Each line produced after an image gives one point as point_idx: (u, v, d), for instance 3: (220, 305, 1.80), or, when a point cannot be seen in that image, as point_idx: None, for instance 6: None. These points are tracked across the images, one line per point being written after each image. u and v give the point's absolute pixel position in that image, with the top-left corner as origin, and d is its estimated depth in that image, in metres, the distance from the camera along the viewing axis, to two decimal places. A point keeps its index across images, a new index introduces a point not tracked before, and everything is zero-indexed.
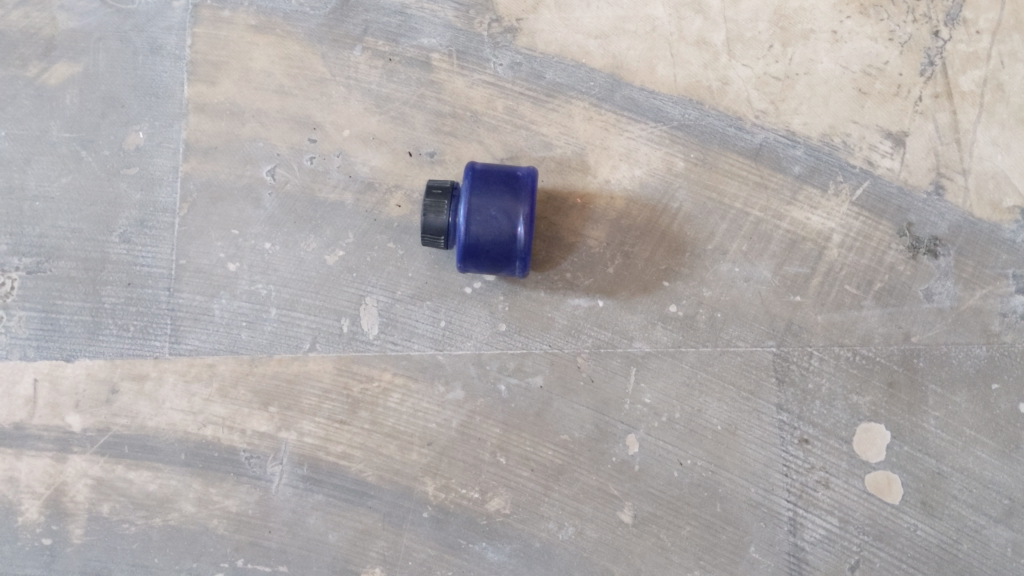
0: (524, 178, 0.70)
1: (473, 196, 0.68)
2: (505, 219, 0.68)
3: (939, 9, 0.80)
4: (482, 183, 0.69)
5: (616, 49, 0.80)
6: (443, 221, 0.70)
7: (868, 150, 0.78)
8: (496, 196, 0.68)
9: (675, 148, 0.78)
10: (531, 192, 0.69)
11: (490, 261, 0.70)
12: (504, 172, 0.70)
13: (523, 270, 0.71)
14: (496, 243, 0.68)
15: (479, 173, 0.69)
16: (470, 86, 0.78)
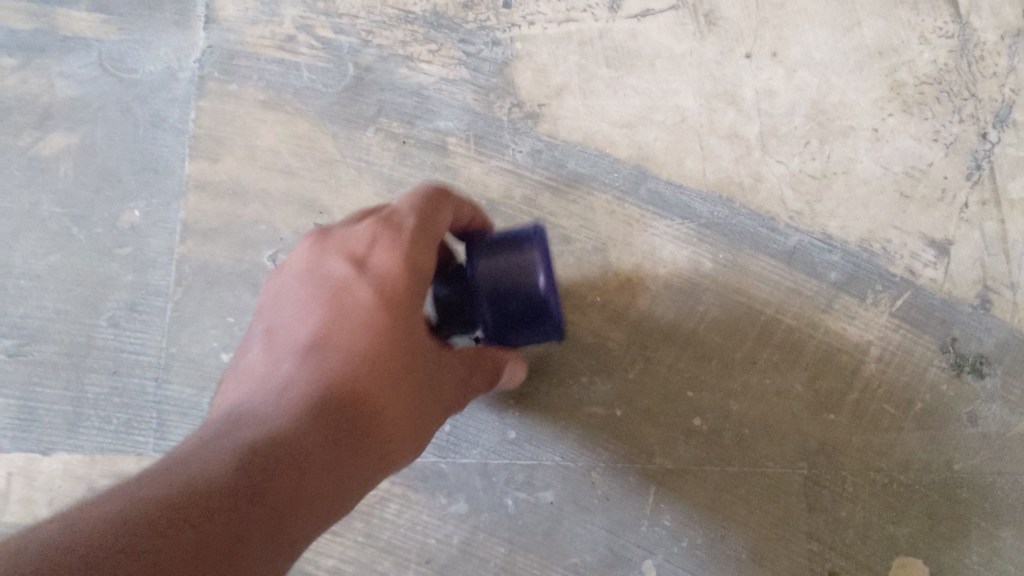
0: (530, 233, 0.55)
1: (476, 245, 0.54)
2: (520, 272, 0.52)
3: (987, 110, 0.76)
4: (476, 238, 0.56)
5: (643, 140, 0.76)
6: (445, 296, 0.56)
7: (910, 258, 0.73)
8: (501, 250, 0.53)
9: (702, 248, 0.73)
10: (543, 243, 0.54)
11: (499, 302, 0.52)
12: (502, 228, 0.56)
13: (540, 300, 0.52)
14: (500, 274, 0.52)
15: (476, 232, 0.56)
16: (487, 173, 0.74)
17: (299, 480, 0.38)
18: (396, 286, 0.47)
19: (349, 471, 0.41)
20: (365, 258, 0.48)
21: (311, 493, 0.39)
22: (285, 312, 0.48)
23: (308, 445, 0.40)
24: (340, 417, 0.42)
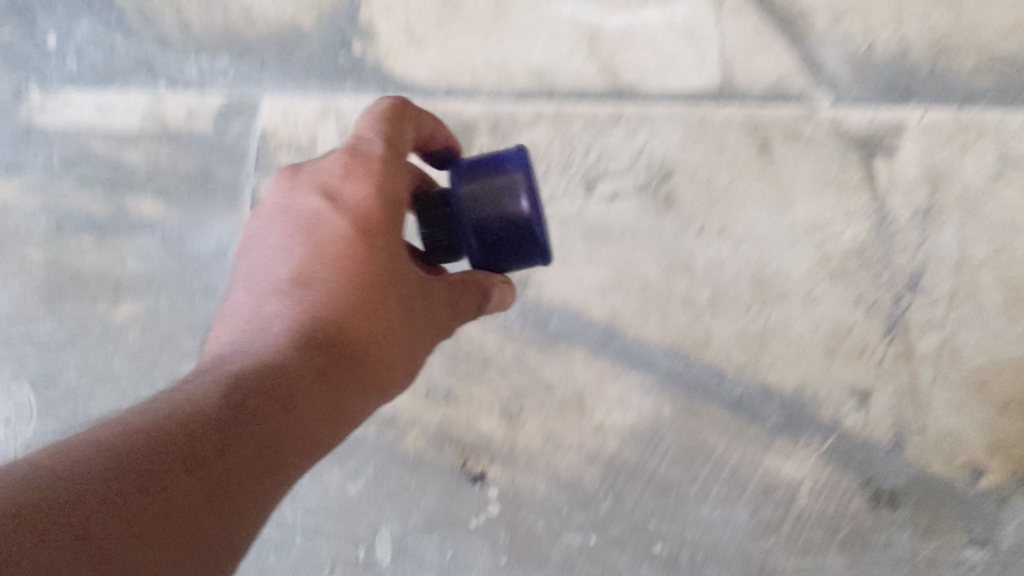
0: (513, 156, 0.69)
1: (461, 198, 0.67)
2: (505, 204, 0.66)
3: (902, 277, 0.91)
4: (467, 173, 0.68)
5: (613, 304, 0.94)
6: (434, 236, 0.70)
7: (837, 408, 0.89)
8: (488, 177, 0.67)
9: (663, 398, 0.91)
10: (524, 168, 0.68)
11: (500, 241, 0.67)
12: (487, 160, 0.69)
13: (530, 223, 0.66)
14: (498, 219, 0.67)
15: (464, 164, 0.69)
16: (485, 333, 0.95)
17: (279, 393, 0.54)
18: (363, 207, 0.63)
19: (331, 370, 0.58)
20: (339, 193, 0.64)
21: (292, 393, 0.55)
22: (283, 230, 0.65)
23: (292, 376, 0.56)
24: (323, 337, 0.59)
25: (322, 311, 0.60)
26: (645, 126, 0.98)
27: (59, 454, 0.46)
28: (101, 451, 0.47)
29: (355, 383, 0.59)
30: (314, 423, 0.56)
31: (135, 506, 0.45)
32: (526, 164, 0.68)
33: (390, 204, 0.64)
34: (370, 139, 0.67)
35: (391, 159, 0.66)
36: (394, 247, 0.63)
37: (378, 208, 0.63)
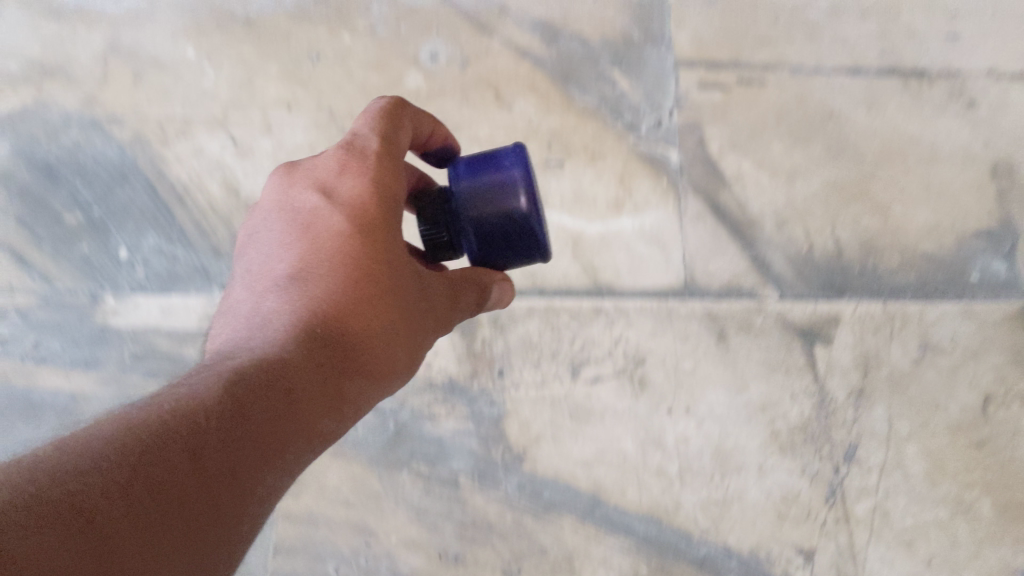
0: (513, 152, 0.81)
1: (459, 201, 0.80)
2: (502, 199, 0.79)
3: (839, 450, 1.13)
4: (469, 172, 0.81)
5: (597, 476, 1.14)
6: (440, 235, 0.82)
7: (787, 563, 1.12)
8: (485, 178, 0.80)
9: (640, 558, 1.13)
10: (518, 167, 0.80)
11: (498, 231, 0.79)
12: (486, 159, 0.82)
13: (523, 215, 0.79)
14: (495, 211, 0.79)
15: (462, 164, 0.82)
16: (487, 501, 1.15)
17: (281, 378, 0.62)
18: (358, 203, 0.73)
19: (328, 356, 0.66)
20: (334, 191, 0.74)
21: (291, 375, 0.62)
22: (286, 219, 0.75)
23: (295, 363, 0.63)
24: (321, 332, 0.67)
25: (320, 303, 0.68)
26: (621, 318, 1.18)
27: (63, 445, 0.50)
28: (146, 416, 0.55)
29: (354, 375, 0.67)
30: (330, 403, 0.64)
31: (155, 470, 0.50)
32: (520, 162, 0.81)
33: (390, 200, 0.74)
34: (364, 135, 0.77)
35: (386, 156, 0.76)
36: (396, 242, 0.73)
37: (373, 201, 0.73)
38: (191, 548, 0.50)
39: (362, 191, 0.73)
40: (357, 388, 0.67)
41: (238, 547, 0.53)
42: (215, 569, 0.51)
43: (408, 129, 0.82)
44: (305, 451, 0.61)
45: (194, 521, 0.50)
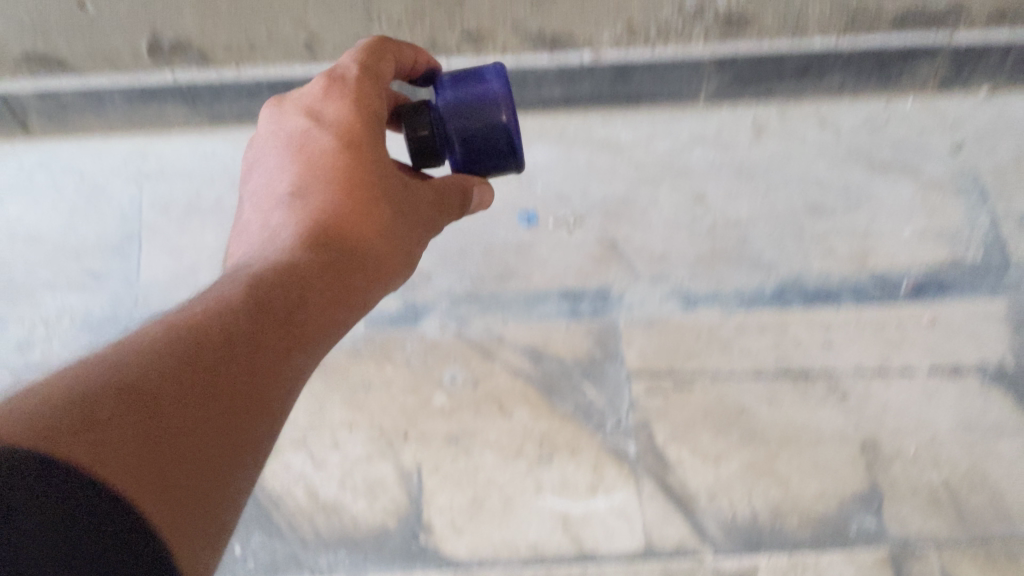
0: (495, 78, 1.30)
1: (447, 111, 1.28)
2: (485, 102, 1.28)
3: None
4: (457, 87, 1.30)
5: None
6: (429, 134, 1.31)
7: None
8: (467, 96, 1.29)
9: None
10: (491, 77, 1.30)
11: (479, 135, 1.28)
12: (468, 80, 1.31)
13: (499, 123, 1.28)
14: (478, 123, 1.28)
15: (450, 86, 1.31)
16: None
17: (297, 282, 1.05)
18: (340, 123, 1.23)
19: (332, 264, 1.11)
20: (325, 115, 1.24)
21: (300, 285, 1.04)
22: (291, 134, 1.26)
23: (307, 270, 1.07)
24: (327, 244, 1.13)
25: (323, 216, 1.15)
26: None
27: (138, 342, 0.86)
28: (195, 313, 0.93)
29: (349, 272, 1.12)
30: (338, 284, 1.10)
31: (209, 351, 0.88)
32: (491, 73, 1.31)
33: (369, 112, 1.25)
34: (346, 67, 1.30)
35: (358, 79, 1.27)
36: (377, 149, 1.22)
37: (350, 121, 1.22)
38: (244, 378, 0.89)
39: (343, 115, 1.23)
40: (356, 275, 1.13)
41: (277, 371, 0.94)
42: (265, 383, 0.91)
43: (384, 62, 1.34)
44: (312, 322, 1.03)
45: (241, 365, 0.89)
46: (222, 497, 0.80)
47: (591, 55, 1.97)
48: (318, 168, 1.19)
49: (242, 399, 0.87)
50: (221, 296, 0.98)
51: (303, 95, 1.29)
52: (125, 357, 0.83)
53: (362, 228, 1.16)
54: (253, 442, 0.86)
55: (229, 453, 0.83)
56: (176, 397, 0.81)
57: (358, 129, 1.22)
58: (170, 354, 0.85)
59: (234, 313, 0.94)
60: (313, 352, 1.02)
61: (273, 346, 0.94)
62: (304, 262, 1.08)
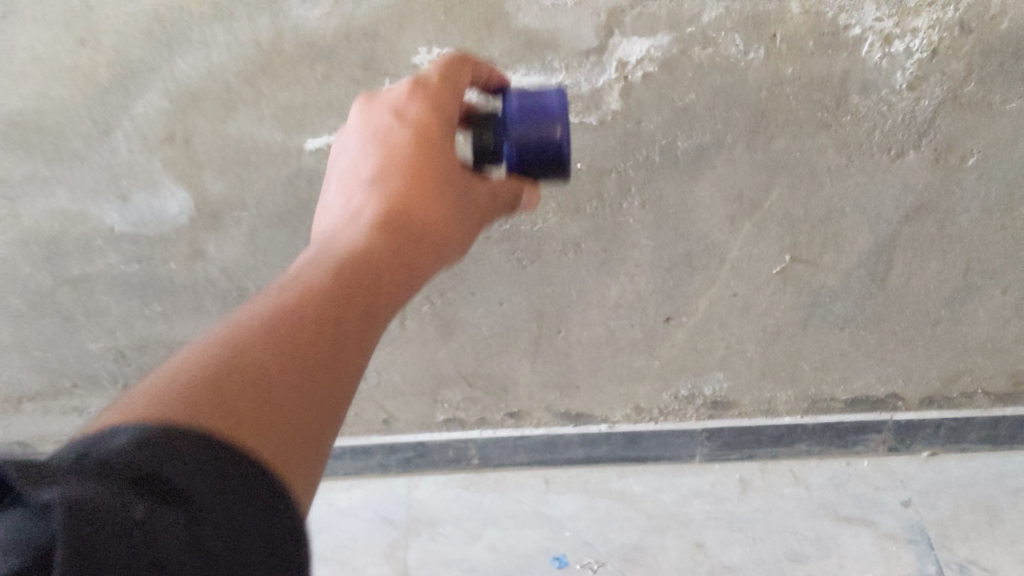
0: (558, 102, 1.50)
1: (512, 141, 1.47)
2: (545, 123, 1.47)
3: None
4: (520, 105, 1.50)
5: None
6: (492, 139, 1.55)
7: None
8: (529, 118, 1.48)
9: None
10: (552, 101, 1.50)
11: (538, 151, 1.48)
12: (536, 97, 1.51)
13: (557, 136, 1.47)
14: (536, 139, 1.47)
15: (517, 101, 1.51)
16: None
17: (374, 265, 1.29)
18: (419, 120, 1.47)
19: (401, 254, 1.35)
20: (407, 111, 1.49)
21: (371, 266, 1.28)
22: (377, 130, 1.52)
23: (377, 252, 1.31)
24: (398, 230, 1.38)
25: (395, 203, 1.40)
26: None
27: (248, 322, 1.08)
28: (289, 296, 1.15)
29: (412, 256, 1.37)
30: (404, 262, 1.35)
31: (308, 325, 1.09)
32: (556, 94, 1.51)
33: (446, 107, 1.50)
34: (430, 73, 1.53)
35: (441, 84, 1.51)
36: (443, 143, 1.47)
37: (424, 123, 1.47)
38: (337, 343, 1.10)
39: (417, 118, 1.47)
40: (416, 257, 1.38)
41: (362, 330, 1.17)
42: (353, 340, 1.13)
43: (466, 69, 1.56)
44: (388, 286, 1.29)
45: (335, 328, 1.12)
46: (327, 432, 1.01)
47: (608, 426, 2.58)
48: (392, 176, 1.44)
49: (335, 353, 1.09)
50: (312, 276, 1.22)
51: (384, 96, 1.55)
52: (241, 334, 1.05)
53: (424, 212, 1.41)
54: (345, 385, 1.08)
55: (334, 394, 1.05)
56: (287, 372, 1.01)
57: (432, 133, 1.46)
58: (278, 323, 1.08)
59: (328, 289, 1.18)
60: (388, 316, 1.27)
61: (349, 320, 1.15)
62: (375, 247, 1.32)
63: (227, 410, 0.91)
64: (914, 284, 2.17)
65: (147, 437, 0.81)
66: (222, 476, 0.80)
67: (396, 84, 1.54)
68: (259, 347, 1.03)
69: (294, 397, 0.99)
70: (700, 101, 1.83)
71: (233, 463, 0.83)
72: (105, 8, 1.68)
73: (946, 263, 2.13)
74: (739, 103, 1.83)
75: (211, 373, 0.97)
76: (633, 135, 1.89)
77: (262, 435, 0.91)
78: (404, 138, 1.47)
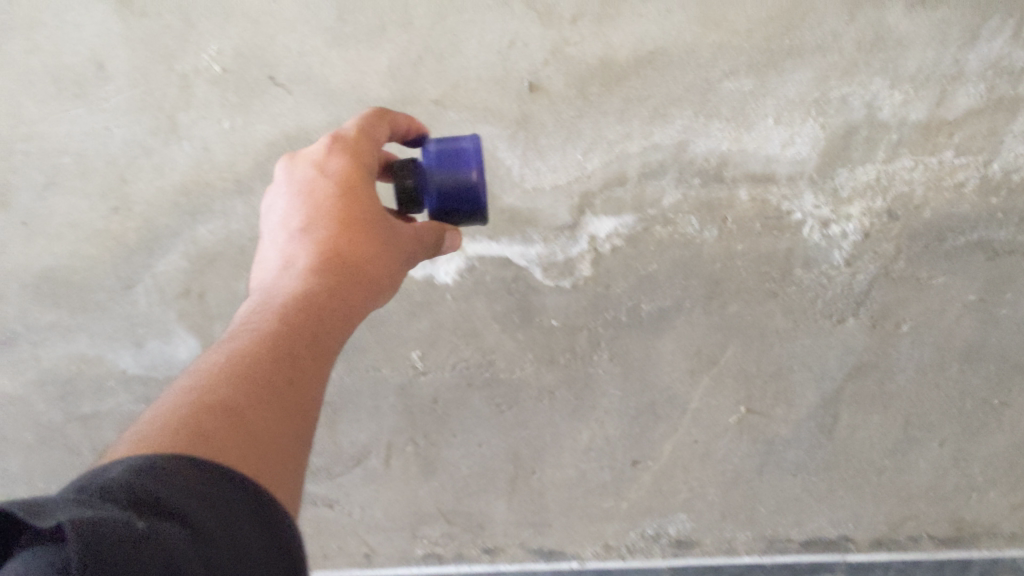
0: (470, 146, 1.59)
1: (432, 188, 1.57)
2: (459, 165, 1.57)
3: None
4: (438, 157, 1.58)
5: None
6: (413, 183, 1.59)
7: None
8: (447, 171, 1.56)
9: None
10: (468, 149, 1.58)
11: (457, 191, 1.57)
12: (452, 146, 1.59)
13: (476, 177, 1.57)
14: (456, 185, 1.57)
15: (433, 154, 1.58)
16: None
17: (316, 308, 1.34)
18: (341, 170, 1.50)
19: (342, 295, 1.39)
20: (327, 161, 1.52)
21: (312, 309, 1.33)
22: (301, 182, 1.52)
23: (318, 293, 1.36)
24: (336, 267, 1.41)
25: (325, 243, 1.43)
26: None
27: (194, 380, 1.17)
28: (230, 352, 1.21)
29: (356, 292, 1.42)
30: (344, 302, 1.39)
31: (256, 369, 1.18)
32: (470, 141, 1.59)
33: (365, 164, 1.53)
34: (347, 128, 1.58)
35: (360, 135, 1.56)
36: (369, 191, 1.51)
37: (349, 167, 1.50)
38: (287, 379, 1.19)
39: (340, 162, 1.51)
40: (357, 293, 1.42)
41: (306, 365, 1.24)
42: (304, 377, 1.22)
43: (385, 124, 1.63)
44: (334, 329, 1.35)
45: (280, 367, 1.20)
46: (292, 457, 1.09)
47: (578, 562, 2.58)
48: (321, 212, 1.46)
49: (287, 389, 1.18)
50: (252, 330, 1.28)
51: (302, 153, 1.58)
52: (186, 396, 1.11)
53: (365, 248, 1.45)
54: (298, 416, 1.16)
55: (288, 424, 1.13)
56: (253, 405, 1.12)
57: (354, 170, 1.50)
58: (223, 376, 1.16)
59: (266, 338, 1.25)
60: (332, 354, 1.32)
61: (302, 358, 1.24)
62: (315, 288, 1.37)
63: (211, 449, 1.00)
64: (858, 436, 2.28)
65: (144, 479, 0.87)
66: (220, 500, 0.89)
67: (316, 141, 1.56)
68: (229, 398, 1.11)
69: (264, 428, 1.09)
70: (661, 270, 2.05)
71: (227, 494, 0.91)
72: (139, 182, 2.00)
73: (889, 414, 2.24)
74: (696, 273, 2.05)
75: (187, 424, 1.04)
76: (603, 297, 2.10)
77: (250, 466, 1.01)
78: (323, 183, 1.49)
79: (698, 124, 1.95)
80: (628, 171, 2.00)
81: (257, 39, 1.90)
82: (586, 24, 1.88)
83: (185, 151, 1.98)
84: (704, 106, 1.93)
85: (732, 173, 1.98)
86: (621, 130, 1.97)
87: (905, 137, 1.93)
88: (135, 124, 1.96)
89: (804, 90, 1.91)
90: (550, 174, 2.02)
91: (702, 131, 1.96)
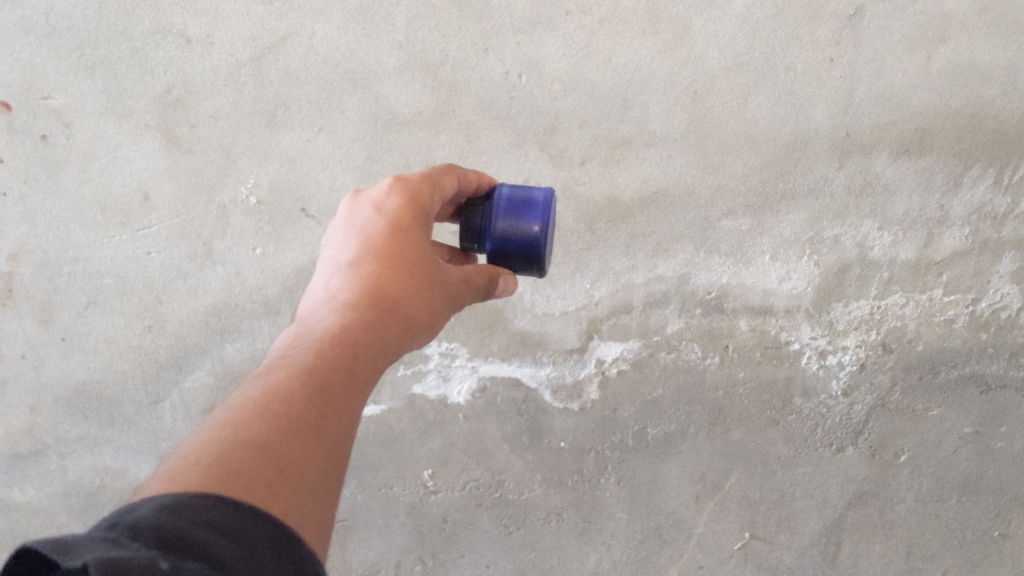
0: (541, 198, 1.62)
1: (491, 233, 1.61)
2: (522, 214, 1.61)
3: None
4: (508, 204, 1.62)
5: None
6: (479, 224, 1.65)
7: None
8: (512, 219, 1.61)
9: None
10: (540, 202, 1.62)
11: (517, 242, 1.60)
12: (525, 196, 1.63)
13: (538, 230, 1.59)
14: (516, 235, 1.60)
15: (505, 201, 1.62)
16: None
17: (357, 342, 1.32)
18: (393, 214, 1.51)
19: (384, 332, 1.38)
20: (384, 204, 1.54)
21: (352, 343, 1.32)
22: (358, 223, 1.54)
23: (359, 327, 1.35)
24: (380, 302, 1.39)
25: (371, 281, 1.42)
26: None
27: (230, 413, 1.17)
28: (268, 385, 1.21)
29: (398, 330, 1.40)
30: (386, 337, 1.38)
31: (288, 403, 1.17)
32: (546, 195, 1.63)
33: (418, 207, 1.54)
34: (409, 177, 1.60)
35: (420, 183, 1.58)
36: (420, 233, 1.50)
37: (401, 214, 1.51)
38: (319, 413, 1.18)
39: (394, 208, 1.52)
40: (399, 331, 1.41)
41: (340, 401, 1.23)
42: (337, 414, 1.21)
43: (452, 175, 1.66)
44: (373, 365, 1.34)
45: (314, 402, 1.19)
46: (316, 493, 1.08)
47: None
48: (370, 253, 1.47)
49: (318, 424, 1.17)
50: (291, 359, 1.27)
51: (361, 196, 1.60)
52: (220, 430, 1.12)
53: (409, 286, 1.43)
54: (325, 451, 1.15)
55: (315, 459, 1.13)
56: (282, 441, 1.11)
57: (405, 215, 1.51)
58: (254, 410, 1.15)
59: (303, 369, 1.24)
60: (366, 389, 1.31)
61: (338, 395, 1.24)
62: (356, 323, 1.35)
63: (241, 482, 0.99)
64: (862, 566, 2.14)
65: (173, 507, 0.86)
66: (247, 533, 0.87)
67: (376, 186, 1.59)
68: (260, 434, 1.11)
69: (291, 463, 1.08)
70: (666, 395, 2.12)
71: (252, 530, 0.89)
72: (173, 302, 2.15)
73: (891, 548, 2.13)
74: (700, 399, 2.12)
75: (219, 456, 1.04)
76: (610, 421, 2.15)
77: (277, 501, 1.00)
78: (377, 225, 1.51)
79: (698, 258, 2.08)
80: (634, 300, 2.11)
81: (293, 175, 2.10)
82: (595, 166, 2.08)
83: (219, 275, 2.13)
84: (705, 243, 2.07)
85: (732, 305, 2.09)
86: (627, 262, 2.11)
87: (896, 274, 2.05)
88: (172, 249, 2.13)
89: (799, 230, 2.05)
90: (560, 300, 2.14)
91: (703, 266, 2.08)
